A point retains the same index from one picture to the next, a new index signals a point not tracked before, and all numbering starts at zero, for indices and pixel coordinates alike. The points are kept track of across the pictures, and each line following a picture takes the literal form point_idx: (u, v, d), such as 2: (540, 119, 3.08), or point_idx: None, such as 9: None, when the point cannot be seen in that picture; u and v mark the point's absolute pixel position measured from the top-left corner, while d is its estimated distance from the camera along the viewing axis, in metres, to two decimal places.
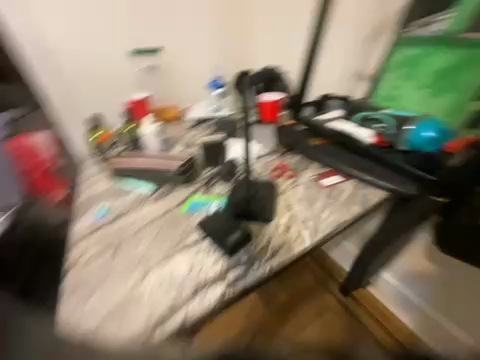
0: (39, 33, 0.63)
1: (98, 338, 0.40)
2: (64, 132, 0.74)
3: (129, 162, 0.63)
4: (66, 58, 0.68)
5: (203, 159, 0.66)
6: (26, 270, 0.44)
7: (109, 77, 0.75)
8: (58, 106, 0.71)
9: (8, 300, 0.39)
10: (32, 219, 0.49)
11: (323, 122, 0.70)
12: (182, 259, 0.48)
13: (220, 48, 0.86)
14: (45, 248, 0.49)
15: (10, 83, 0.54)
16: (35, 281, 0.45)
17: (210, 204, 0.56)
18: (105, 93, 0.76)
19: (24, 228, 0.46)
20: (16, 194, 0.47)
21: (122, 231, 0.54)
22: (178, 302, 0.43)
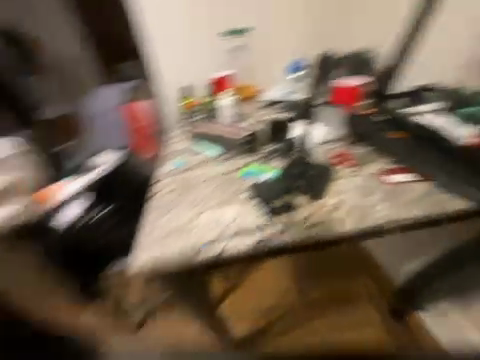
0: None
1: (159, 249, 0.54)
2: (161, 102, 0.85)
3: (207, 128, 0.76)
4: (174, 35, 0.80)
5: (268, 133, 0.71)
6: (122, 200, 0.63)
7: (203, 50, 0.82)
8: (161, 78, 0.84)
9: (108, 215, 0.60)
10: (131, 164, 0.72)
11: (407, 114, 0.66)
12: (232, 208, 0.56)
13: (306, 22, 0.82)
14: (139, 189, 0.68)
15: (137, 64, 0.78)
16: (126, 211, 0.62)
17: (264, 174, 0.62)
18: (196, 68, 0.83)
19: (123, 166, 0.70)
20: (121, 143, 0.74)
21: (188, 181, 0.64)
22: (220, 237, 0.52)
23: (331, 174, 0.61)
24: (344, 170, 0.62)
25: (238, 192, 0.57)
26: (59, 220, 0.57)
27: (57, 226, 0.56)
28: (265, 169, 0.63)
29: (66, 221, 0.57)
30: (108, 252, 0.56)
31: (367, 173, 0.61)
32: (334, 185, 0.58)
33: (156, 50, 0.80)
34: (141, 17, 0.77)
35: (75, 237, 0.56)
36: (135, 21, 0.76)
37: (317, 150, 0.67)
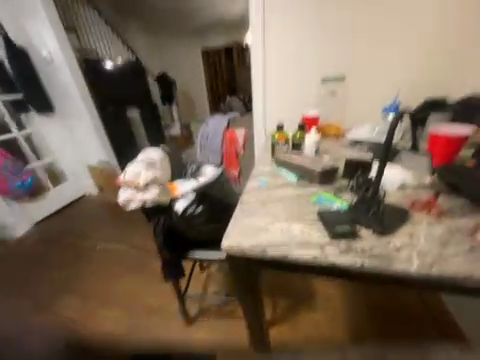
0: (292, 78, 1.30)
1: (235, 236, 0.58)
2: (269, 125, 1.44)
3: (289, 158, 0.87)
4: (295, 92, 1.32)
5: (346, 172, 0.78)
6: (217, 206, 1.02)
7: (307, 99, 1.33)
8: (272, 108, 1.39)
9: (207, 210, 1.00)
10: (227, 186, 1.08)
11: None
12: (297, 224, 0.59)
13: (388, 86, 1.21)
14: (227, 205, 1.07)
15: (272, 112, 1.40)
16: (216, 211, 1.02)
17: (333, 203, 0.66)
18: (297, 111, 1.37)
19: (220, 185, 1.04)
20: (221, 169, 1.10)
21: (267, 197, 0.74)
22: (287, 243, 0.54)
23: (407, 217, 0.57)
24: (425, 215, 0.58)
25: (306, 213, 0.62)
26: (179, 206, 0.96)
27: (176, 208, 0.95)
28: (336, 199, 0.68)
29: (183, 206, 0.95)
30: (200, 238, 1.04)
31: (455, 225, 0.55)
32: (409, 227, 0.54)
33: (277, 95, 1.35)
34: (273, 77, 1.32)
35: (182, 220, 0.97)
36: (268, 78, 1.33)
37: (393, 191, 0.69)
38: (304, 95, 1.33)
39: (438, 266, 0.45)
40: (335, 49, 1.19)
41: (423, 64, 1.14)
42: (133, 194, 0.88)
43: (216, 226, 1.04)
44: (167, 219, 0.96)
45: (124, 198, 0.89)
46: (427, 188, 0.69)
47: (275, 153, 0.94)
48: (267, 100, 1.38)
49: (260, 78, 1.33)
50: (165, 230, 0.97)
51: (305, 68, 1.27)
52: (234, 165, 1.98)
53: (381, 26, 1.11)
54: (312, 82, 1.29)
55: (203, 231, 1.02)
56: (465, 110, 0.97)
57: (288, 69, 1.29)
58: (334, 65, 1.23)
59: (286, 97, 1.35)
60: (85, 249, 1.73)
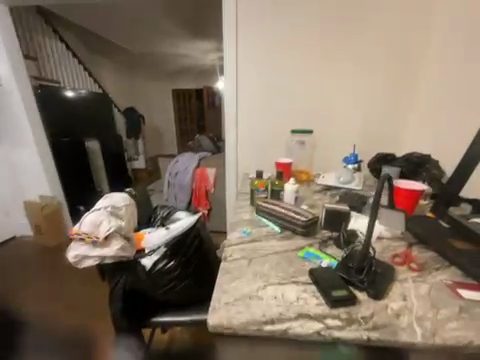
0: (262, 130, 1.61)
1: (222, 308, 0.49)
2: (245, 169, 1.71)
3: (270, 206, 0.86)
4: (264, 139, 1.62)
5: (326, 222, 0.78)
6: (193, 257, 0.92)
7: (273, 146, 1.63)
8: (247, 153, 1.67)
9: (183, 264, 0.88)
10: (204, 234, 1.02)
11: (467, 219, 0.73)
12: (291, 288, 0.54)
13: (336, 141, 1.56)
14: (204, 254, 0.98)
15: (247, 157, 1.68)
16: (191, 264, 0.91)
17: (322, 260, 0.64)
18: (268, 157, 1.65)
19: (197, 233, 0.97)
20: (197, 215, 1.01)
21: (252, 252, 0.68)
22: (284, 316, 0.47)
23: (393, 274, 0.58)
24: (408, 272, 0.59)
25: (298, 274, 0.58)
26: (145, 262, 0.81)
27: (143, 264, 0.80)
28: (324, 255, 0.66)
29: (151, 261, 0.81)
30: (171, 299, 0.88)
31: (436, 281, 0.56)
32: (398, 286, 0.54)
33: (250, 142, 1.64)
34: (246, 127, 1.62)
35: (149, 278, 0.81)
36: (241, 128, 1.62)
37: (374, 245, 0.71)
38: (272, 143, 1.62)
39: (439, 334, 0.43)
40: (292, 106, 1.54)
41: (357, 124, 1.51)
42: (88, 250, 0.72)
43: (192, 282, 0.91)
44: (130, 279, 0.79)
45: (75, 255, 0.71)
46: (400, 240, 0.73)
47: (255, 201, 0.93)
48: (241, 146, 1.66)
49: (232, 120, 1.61)
50: (124, 294, 0.79)
51: (272, 122, 1.59)
52: (204, 203, 2.17)
53: (327, 97, 1.50)
54: (277, 133, 1.60)
55: (176, 291, 0.87)
56: (409, 165, 1.15)
57: (259, 123, 1.60)
58: (295, 121, 1.56)
59: (258, 144, 1.64)
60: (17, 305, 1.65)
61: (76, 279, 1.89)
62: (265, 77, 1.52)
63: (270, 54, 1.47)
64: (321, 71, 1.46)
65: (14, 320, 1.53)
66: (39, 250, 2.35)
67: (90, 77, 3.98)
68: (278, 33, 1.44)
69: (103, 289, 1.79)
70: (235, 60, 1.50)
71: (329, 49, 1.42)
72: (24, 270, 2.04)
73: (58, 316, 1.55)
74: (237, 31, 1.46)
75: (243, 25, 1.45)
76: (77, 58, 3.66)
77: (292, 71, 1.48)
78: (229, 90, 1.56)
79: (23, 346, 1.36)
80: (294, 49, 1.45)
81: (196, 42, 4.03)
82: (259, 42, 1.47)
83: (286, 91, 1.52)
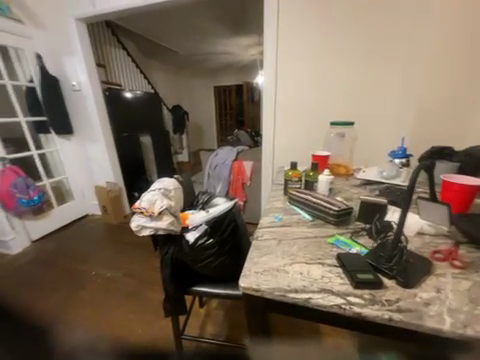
0: (299, 124, 1.61)
1: (252, 275, 0.56)
2: (281, 163, 1.75)
3: (303, 196, 0.90)
4: (302, 133, 1.63)
5: (361, 213, 0.78)
6: (229, 238, 1.02)
7: (310, 140, 1.62)
8: (283, 148, 1.71)
9: (220, 243, 0.98)
10: (240, 219, 1.11)
11: None
12: (316, 267, 0.58)
13: (382, 135, 1.47)
14: (238, 237, 1.07)
15: (284, 151, 1.71)
16: (227, 244, 1.02)
17: (351, 247, 0.65)
18: (306, 151, 1.66)
19: (233, 217, 1.06)
20: (234, 201, 1.10)
21: (282, 235, 0.73)
22: (307, 288, 0.51)
23: (428, 267, 0.56)
24: (448, 268, 0.56)
25: (325, 257, 0.61)
26: (188, 237, 0.94)
27: (186, 238, 0.94)
28: (354, 243, 0.67)
29: (193, 236, 0.94)
30: (209, 273, 1.01)
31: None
32: (433, 279, 0.53)
33: (287, 136, 1.67)
34: (283, 121, 1.65)
35: (191, 252, 0.93)
36: (278, 122, 1.66)
37: (412, 240, 0.68)
38: (309, 136, 1.62)
39: (472, 327, 0.42)
40: (333, 100, 1.50)
41: (408, 115, 1.38)
42: (147, 221, 0.88)
43: (227, 260, 1.01)
44: (176, 251, 0.93)
45: (137, 224, 0.88)
46: (445, 237, 0.68)
47: (289, 190, 0.98)
48: (278, 140, 1.70)
49: (270, 117, 1.66)
50: (172, 262, 0.94)
51: (310, 116, 1.58)
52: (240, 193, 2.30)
53: (371, 87, 1.41)
54: (316, 126, 1.58)
55: (214, 266, 0.99)
56: (469, 159, 1.02)
57: (297, 117, 1.61)
58: (334, 113, 1.52)
59: (296, 138, 1.65)
60: (85, 271, 2.06)
61: (134, 253, 2.29)
62: (304, 70, 1.51)
63: (311, 45, 1.45)
64: (364, 60, 1.38)
65: (90, 279, 1.96)
66: (105, 227, 2.85)
67: (144, 79, 4.49)
68: (320, 26, 1.41)
69: (154, 262, 2.16)
70: (274, 58, 1.54)
71: (377, 37, 1.33)
72: (97, 242, 2.55)
73: (121, 281, 1.93)
74: (276, 26, 1.48)
75: (284, 20, 1.47)
76: (135, 62, 4.18)
77: (333, 64, 1.44)
78: (267, 85, 1.61)
79: (96, 301, 1.73)
80: (338, 38, 1.39)
81: (237, 39, 4.19)
82: (299, 34, 1.46)
83: (326, 85, 1.49)
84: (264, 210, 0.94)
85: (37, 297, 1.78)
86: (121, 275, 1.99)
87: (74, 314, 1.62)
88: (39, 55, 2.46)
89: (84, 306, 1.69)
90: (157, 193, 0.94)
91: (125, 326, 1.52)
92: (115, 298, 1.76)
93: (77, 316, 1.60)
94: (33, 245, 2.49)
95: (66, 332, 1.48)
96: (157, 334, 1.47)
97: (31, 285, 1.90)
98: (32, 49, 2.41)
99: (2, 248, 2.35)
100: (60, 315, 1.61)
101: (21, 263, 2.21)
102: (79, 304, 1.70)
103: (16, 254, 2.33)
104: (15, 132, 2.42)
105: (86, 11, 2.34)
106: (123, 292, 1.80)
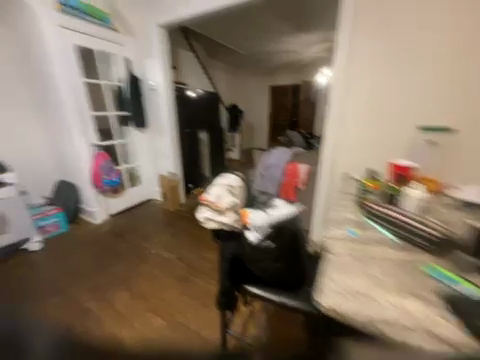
0: (372, 132, 1.69)
1: (332, 294, 0.50)
2: (350, 170, 1.83)
3: (384, 214, 0.81)
4: (374, 141, 1.69)
5: (466, 246, 0.63)
6: (288, 247, 0.96)
7: (383, 148, 1.65)
8: (353, 156, 1.80)
9: (279, 251, 0.93)
10: (301, 228, 1.05)
11: None
12: (414, 302, 0.48)
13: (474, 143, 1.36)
14: (297, 247, 1.00)
15: (353, 159, 1.81)
16: (285, 253, 0.96)
17: (455, 283, 0.53)
18: (378, 159, 1.69)
19: (295, 226, 1.01)
20: (297, 209, 1.05)
21: (361, 251, 0.65)
22: (406, 327, 0.42)
23: None
24: None
25: (422, 288, 0.51)
26: (251, 236, 0.91)
27: (247, 235, 0.92)
28: (459, 279, 0.54)
29: (257, 237, 0.91)
30: (262, 277, 0.99)
31: None
32: None
33: (357, 144, 1.76)
34: (352, 131, 1.77)
35: (251, 253, 0.92)
36: (348, 132, 1.79)
37: None
38: (382, 144, 1.66)
39: None
40: (404, 109, 1.54)
41: None
42: (215, 215, 0.93)
43: (282, 268, 0.96)
44: (236, 248, 0.95)
45: (204, 214, 0.94)
46: None
47: (362, 203, 0.90)
48: (346, 149, 1.82)
49: (338, 128, 1.82)
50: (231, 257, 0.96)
51: (383, 124, 1.63)
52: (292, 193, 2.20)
53: (458, 93, 1.37)
54: (390, 134, 1.61)
55: (269, 272, 0.95)
56: None
57: (369, 126, 1.69)
58: (412, 121, 1.53)
59: (366, 146, 1.72)
60: (145, 254, 2.36)
61: (189, 243, 2.53)
62: (377, 82, 1.61)
63: (386, 59, 1.56)
64: (448, 68, 1.38)
65: (151, 261, 2.25)
66: (164, 212, 3.20)
67: (208, 80, 4.79)
68: (397, 41, 1.51)
69: (210, 254, 2.36)
70: (346, 75, 1.71)
71: (464, 42, 1.32)
72: (158, 225, 2.90)
73: (178, 265, 2.20)
74: (349, 46, 1.67)
75: (358, 40, 1.64)
76: (202, 64, 4.54)
77: (406, 76, 1.51)
78: (336, 99, 1.78)
79: (153, 275, 2.08)
80: (417, 50, 1.46)
81: (301, 38, 4.07)
82: (373, 50, 1.60)
83: (400, 94, 1.55)
84: (334, 221, 0.85)
85: (111, 269, 2.13)
86: (182, 259, 2.28)
87: (140, 289, 1.92)
88: (127, 59, 2.91)
89: (146, 287, 1.94)
90: (224, 189, 1.00)
91: (167, 302, 1.81)
92: (173, 284, 1.99)
93: (137, 283, 1.98)
94: (110, 219, 2.99)
95: (129, 304, 1.78)
96: (186, 319, 1.66)
97: (107, 256, 2.30)
98: (123, 55, 2.87)
99: (89, 218, 2.89)
100: (131, 288, 1.92)
101: (101, 233, 2.67)
102: (142, 284, 1.98)
103: (98, 225, 2.83)
104: (105, 124, 2.90)
105: (167, 18, 2.65)
106: (179, 278, 2.05)
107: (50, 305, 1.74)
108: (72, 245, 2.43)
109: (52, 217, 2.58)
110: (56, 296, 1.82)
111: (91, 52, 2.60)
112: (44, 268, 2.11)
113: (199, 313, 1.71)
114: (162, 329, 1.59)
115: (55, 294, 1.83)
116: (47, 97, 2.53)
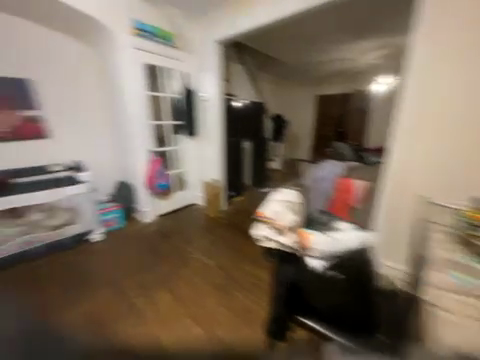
0: (455, 155, 1.51)
1: None
2: (425, 196, 1.66)
3: None
4: (459, 165, 1.51)
5: None
6: (356, 282, 0.83)
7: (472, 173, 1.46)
8: (429, 180, 1.64)
9: (344, 283, 0.82)
10: (372, 265, 0.89)
11: None
12: None
13: None
14: (367, 284, 0.85)
15: (429, 183, 1.64)
16: (351, 288, 0.83)
17: None
18: (463, 184, 1.50)
19: (366, 260, 0.86)
20: (368, 241, 0.90)
21: None
22: None
23: None
24: None
25: None
26: (312, 262, 0.84)
27: (305, 262, 0.86)
28: None
29: (321, 265, 0.83)
30: (318, 307, 0.92)
31: None
32: None
33: (435, 167, 1.60)
34: (429, 153, 1.62)
35: (309, 279, 0.85)
36: (422, 154, 1.65)
37: None
38: (470, 169, 1.47)
39: None
40: None
41: None
42: (275, 235, 0.88)
43: (343, 302, 0.85)
44: (292, 273, 0.89)
45: (263, 233, 0.89)
46: None
47: None
48: (420, 173, 1.67)
49: (410, 149, 1.70)
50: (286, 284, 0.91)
51: (472, 146, 1.45)
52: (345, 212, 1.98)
53: None
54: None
55: (327, 303, 0.87)
56: None
57: (452, 148, 1.52)
58: None
59: (448, 170, 1.55)
60: (187, 257, 2.43)
61: (230, 253, 2.52)
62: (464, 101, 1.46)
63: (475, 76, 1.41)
64: None
65: (193, 265, 2.30)
66: (206, 218, 3.29)
67: (254, 90, 4.86)
68: None
69: (258, 270, 2.25)
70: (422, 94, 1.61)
71: None
72: (200, 229, 2.98)
73: (218, 273, 2.19)
74: (427, 65, 1.58)
75: (439, 57, 1.53)
76: (250, 76, 4.65)
77: None
78: (409, 119, 1.68)
79: (192, 280, 2.11)
80: None
81: (357, 45, 3.83)
82: (458, 66, 1.46)
83: None
84: None
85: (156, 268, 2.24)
86: (225, 268, 2.28)
87: (182, 291, 1.97)
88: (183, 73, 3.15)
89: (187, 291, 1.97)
90: (283, 208, 0.94)
91: (206, 311, 1.79)
92: (213, 292, 1.97)
93: (179, 286, 2.03)
94: (158, 219, 3.21)
95: (171, 306, 1.81)
96: (225, 333, 1.61)
97: (154, 255, 2.43)
98: (180, 69, 3.10)
99: (140, 217, 3.15)
100: (173, 290, 1.98)
101: (150, 232, 2.88)
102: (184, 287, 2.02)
103: (147, 224, 3.07)
104: (161, 132, 3.17)
105: (225, 34, 2.81)
106: (219, 287, 2.02)
107: (105, 294, 1.91)
108: (126, 241, 2.67)
109: (112, 213, 2.87)
110: (110, 287, 1.99)
111: (155, 68, 2.90)
112: (103, 258, 2.35)
113: (238, 330, 1.64)
114: (201, 337, 1.57)
115: (109, 286, 2.00)
116: (116, 107, 2.88)
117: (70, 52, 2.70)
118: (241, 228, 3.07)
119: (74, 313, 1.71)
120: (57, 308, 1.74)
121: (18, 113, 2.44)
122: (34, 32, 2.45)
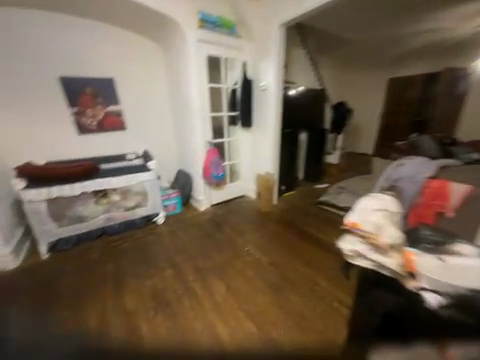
0: None
1: None
2: None
3: None
4: None
5: None
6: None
7: None
8: None
9: (459, 324, 0.67)
10: None
11: None
12: None
13: None
14: None
15: None
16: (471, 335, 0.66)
17: None
18: None
19: None
20: None
21: None
22: None
23: None
24: None
25: None
26: (427, 298, 0.71)
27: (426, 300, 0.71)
28: None
29: (438, 302, 0.69)
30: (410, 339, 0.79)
31: None
32: None
33: None
34: None
35: (406, 303, 0.78)
36: None
37: None
38: None
39: None
40: None
41: None
42: (367, 252, 0.85)
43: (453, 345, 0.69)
44: (382, 294, 0.84)
45: (352, 248, 0.89)
46: None
47: None
48: None
49: None
50: (372, 311, 0.88)
51: None
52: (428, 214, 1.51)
53: None
54: None
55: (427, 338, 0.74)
56: None
57: None
58: None
59: None
60: (239, 249, 2.45)
61: (281, 250, 2.42)
62: None
63: None
64: None
65: (244, 257, 2.31)
66: (257, 211, 3.25)
67: (315, 76, 4.40)
68: None
69: (338, 292, 1.89)
70: None
71: None
72: (251, 222, 2.96)
73: (269, 268, 2.15)
74: None
75: None
76: (312, 60, 4.23)
77: None
78: None
79: (247, 273, 2.09)
80: None
81: (462, 8, 2.93)
82: None
83: None
84: None
85: (209, 256, 2.33)
86: (278, 263, 2.21)
87: (234, 281, 2.00)
88: (245, 63, 3.11)
89: (239, 284, 1.97)
90: (379, 219, 0.90)
91: (256, 304, 1.77)
92: (264, 286, 1.94)
93: (231, 277, 2.06)
94: (211, 208, 3.34)
95: (222, 293, 1.88)
96: (275, 332, 1.55)
97: (208, 243, 2.54)
98: (239, 59, 3.06)
99: (196, 204, 3.35)
100: (225, 279, 2.03)
101: (204, 220, 3.03)
102: (234, 279, 2.03)
103: (202, 211, 3.24)
104: (218, 123, 3.22)
105: (288, 16, 2.52)
106: (271, 284, 1.97)
107: (166, 274, 2.09)
108: (185, 226, 2.88)
109: (173, 199, 3.12)
110: (170, 268, 2.17)
111: (215, 59, 2.92)
112: (165, 241, 2.59)
113: (289, 332, 1.56)
114: (251, 330, 1.57)
115: (170, 267, 2.18)
116: (179, 100, 3.05)
117: (143, 51, 2.97)
118: (293, 226, 2.90)
119: (143, 286, 1.96)
120: (131, 280, 2.03)
121: (104, 109, 2.85)
122: (116, 36, 2.76)
